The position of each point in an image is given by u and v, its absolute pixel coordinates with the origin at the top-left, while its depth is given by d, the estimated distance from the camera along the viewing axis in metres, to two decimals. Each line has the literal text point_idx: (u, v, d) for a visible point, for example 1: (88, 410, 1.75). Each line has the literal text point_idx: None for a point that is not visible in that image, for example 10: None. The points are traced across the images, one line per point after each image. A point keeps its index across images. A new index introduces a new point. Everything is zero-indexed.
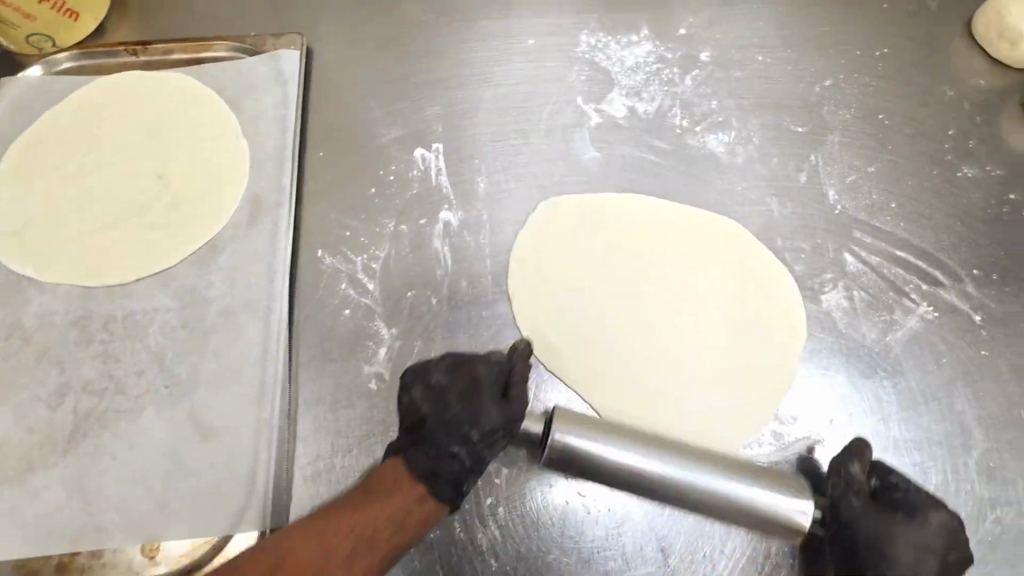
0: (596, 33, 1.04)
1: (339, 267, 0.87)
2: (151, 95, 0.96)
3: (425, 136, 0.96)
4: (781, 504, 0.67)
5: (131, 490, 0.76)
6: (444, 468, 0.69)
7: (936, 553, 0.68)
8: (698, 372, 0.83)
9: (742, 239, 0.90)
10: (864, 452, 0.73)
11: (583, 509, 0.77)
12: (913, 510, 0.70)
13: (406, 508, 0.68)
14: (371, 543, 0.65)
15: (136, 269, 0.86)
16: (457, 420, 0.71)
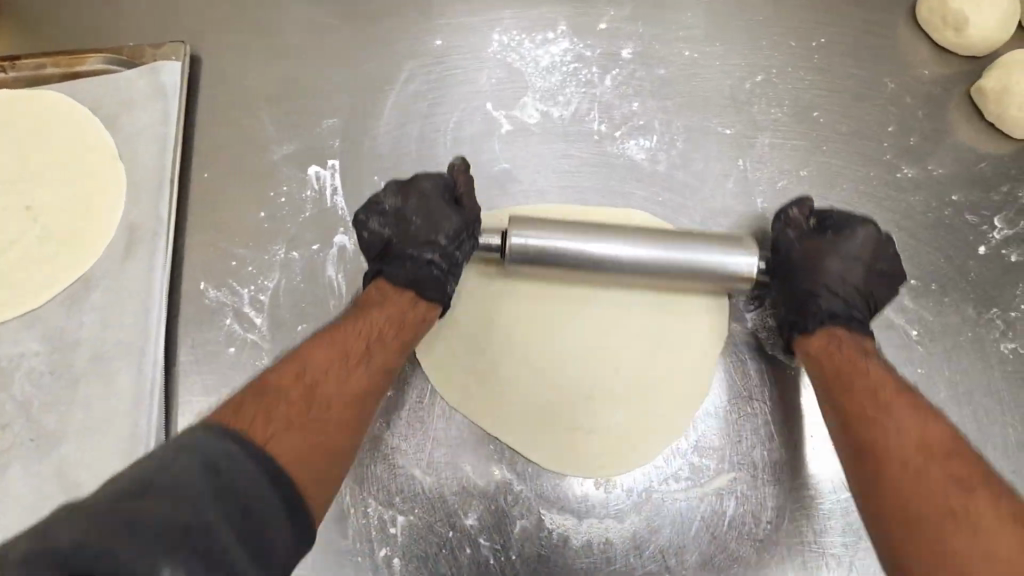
0: (510, 30, 0.96)
1: (223, 302, 0.81)
2: (20, 116, 0.88)
3: (320, 152, 0.88)
4: (725, 259, 0.73)
5: None
6: (429, 273, 0.74)
7: (860, 266, 0.74)
8: (614, 393, 0.76)
9: (660, 235, 0.82)
10: (802, 201, 0.79)
11: (487, 558, 0.72)
12: (837, 232, 0.76)
13: (400, 311, 0.73)
14: (376, 345, 0.70)
15: (0, 311, 0.79)
16: (425, 231, 0.74)
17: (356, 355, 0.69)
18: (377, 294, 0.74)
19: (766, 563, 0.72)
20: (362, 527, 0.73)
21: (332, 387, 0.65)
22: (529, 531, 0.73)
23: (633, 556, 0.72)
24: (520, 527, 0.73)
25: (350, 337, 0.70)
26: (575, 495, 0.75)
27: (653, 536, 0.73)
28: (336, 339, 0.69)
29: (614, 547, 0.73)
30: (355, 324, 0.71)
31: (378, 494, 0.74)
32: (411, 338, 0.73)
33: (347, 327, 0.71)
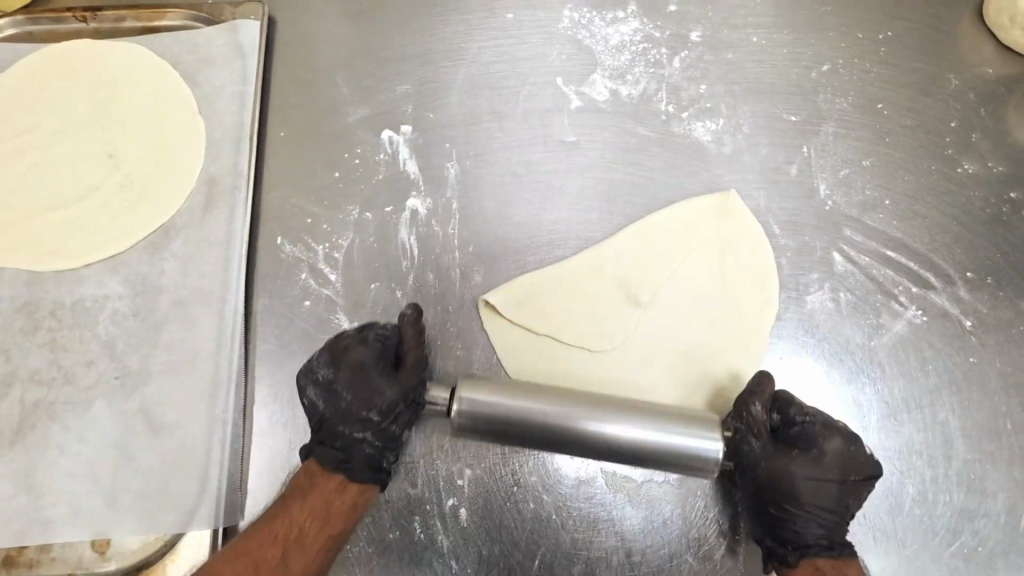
0: (581, 8, 0.97)
1: (299, 258, 0.83)
2: (102, 64, 0.90)
3: (393, 117, 0.90)
4: (691, 443, 0.69)
5: (79, 485, 0.73)
6: (361, 451, 0.71)
7: (829, 485, 0.71)
8: (669, 361, 0.80)
9: (724, 211, 0.85)
10: (759, 392, 0.74)
11: (548, 513, 0.76)
12: (805, 447, 0.72)
13: (327, 500, 0.69)
14: (328, 511, 0.69)
15: (83, 255, 0.82)
16: (359, 407, 0.70)
17: (299, 515, 0.68)
18: (315, 475, 0.70)
19: None
20: (430, 478, 0.76)
21: (294, 550, 0.66)
22: (589, 491, 0.77)
23: (688, 521, 0.76)
24: (581, 487, 0.77)
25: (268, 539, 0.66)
26: None
27: (705, 500, 0.77)
28: (289, 516, 0.68)
29: (670, 511, 0.76)
30: (279, 522, 0.67)
31: (446, 447, 0.77)
32: (359, 499, 0.71)
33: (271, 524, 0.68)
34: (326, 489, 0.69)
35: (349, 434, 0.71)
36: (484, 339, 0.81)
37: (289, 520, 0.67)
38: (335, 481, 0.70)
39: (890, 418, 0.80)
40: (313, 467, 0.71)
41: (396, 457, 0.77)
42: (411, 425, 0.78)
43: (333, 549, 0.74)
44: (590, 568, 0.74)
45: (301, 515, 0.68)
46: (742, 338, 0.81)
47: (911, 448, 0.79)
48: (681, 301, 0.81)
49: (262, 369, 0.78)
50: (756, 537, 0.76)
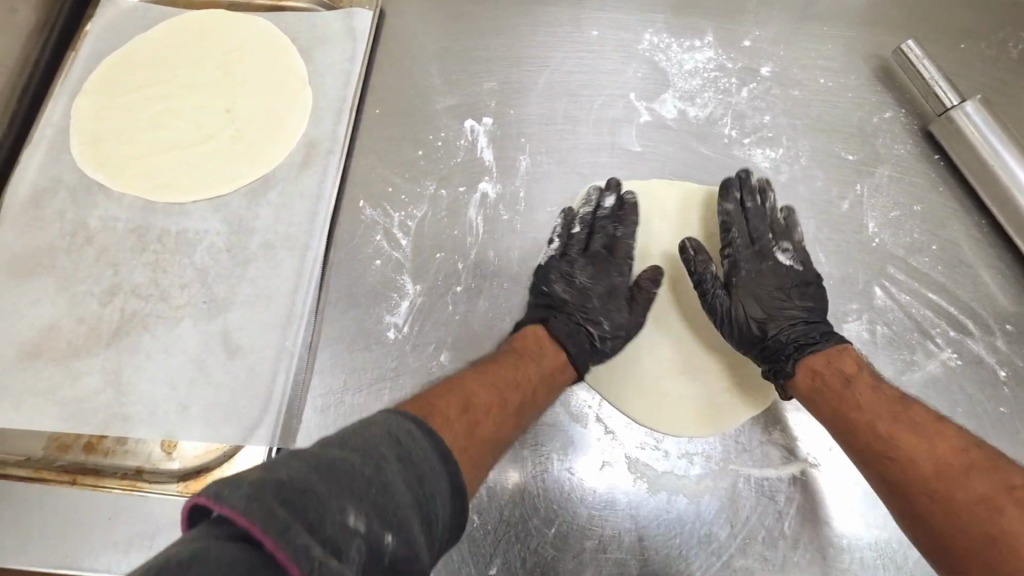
0: (661, 33, 1.06)
1: (376, 220, 0.92)
2: (232, 34, 1.03)
3: (477, 110, 0.99)
4: None
5: (160, 390, 0.81)
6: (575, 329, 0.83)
7: None
8: (698, 369, 0.87)
9: None
10: None
11: (571, 487, 0.80)
12: None
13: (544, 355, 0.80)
14: (528, 401, 0.74)
15: (193, 192, 0.92)
16: (582, 310, 0.84)
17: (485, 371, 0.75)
18: (525, 348, 0.80)
19: (824, 549, 0.78)
20: None
21: (490, 408, 0.70)
22: (611, 472, 0.81)
23: (704, 518, 0.79)
24: (605, 467, 0.81)
25: (500, 374, 0.74)
26: (658, 451, 0.82)
27: (722, 501, 0.79)
28: (488, 374, 0.74)
29: (686, 507, 0.79)
30: (508, 374, 0.75)
31: None
32: (553, 365, 0.80)
33: (499, 373, 0.75)
34: (544, 351, 0.80)
35: (575, 315, 0.84)
36: None
37: (484, 380, 0.73)
38: (553, 358, 0.80)
39: None
40: (526, 342, 0.81)
41: None
42: None
43: None
44: (602, 546, 0.78)
45: (523, 371, 0.76)
46: None
47: None
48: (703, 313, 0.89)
49: (328, 315, 0.87)
50: (768, 545, 0.78)
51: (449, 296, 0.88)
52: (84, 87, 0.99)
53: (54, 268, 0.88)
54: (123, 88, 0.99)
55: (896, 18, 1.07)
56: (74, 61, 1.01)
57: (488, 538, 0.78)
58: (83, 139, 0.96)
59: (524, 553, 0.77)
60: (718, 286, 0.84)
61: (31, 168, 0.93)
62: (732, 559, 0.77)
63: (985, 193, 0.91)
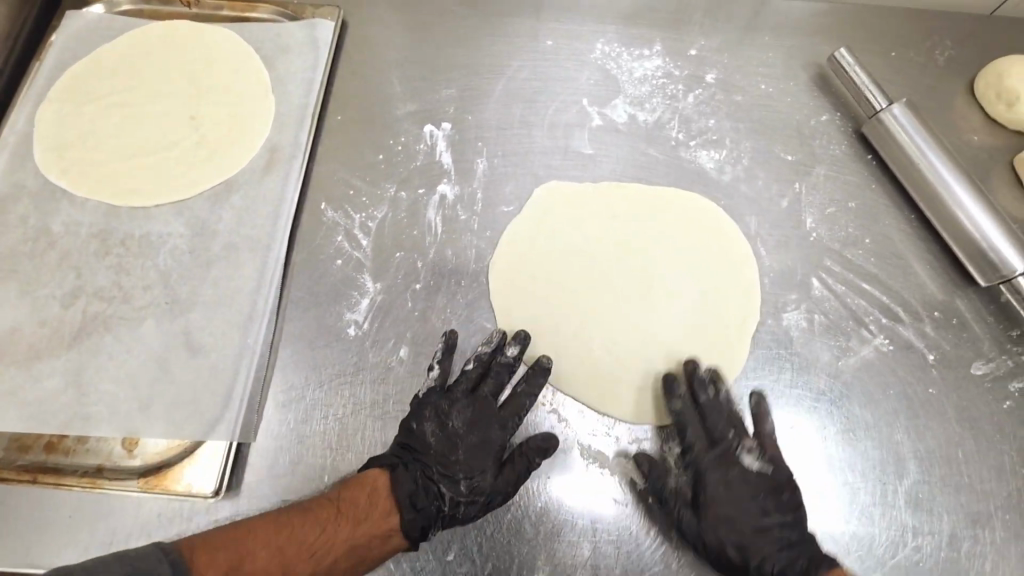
0: (612, 43, 1.11)
1: (338, 222, 0.95)
2: (197, 44, 1.06)
3: (436, 116, 1.03)
4: (998, 245, 0.89)
5: (121, 389, 0.83)
6: (428, 492, 0.77)
7: None
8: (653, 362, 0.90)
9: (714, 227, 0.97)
10: None
11: None
12: None
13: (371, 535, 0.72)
14: (320, 535, 0.69)
15: (156, 197, 0.94)
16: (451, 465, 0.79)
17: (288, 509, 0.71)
18: (364, 487, 0.75)
19: None
20: None
21: (252, 573, 0.65)
22: (566, 459, 0.84)
23: (655, 501, 0.82)
24: (559, 455, 0.84)
25: (296, 537, 0.69)
26: (610, 437, 0.86)
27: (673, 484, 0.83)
28: (283, 533, 0.69)
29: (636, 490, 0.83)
30: (314, 537, 0.69)
31: None
32: (354, 551, 0.70)
33: (300, 529, 0.69)
34: (377, 502, 0.74)
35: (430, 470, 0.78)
36: (488, 314, 0.91)
37: (299, 524, 0.70)
38: (382, 521, 0.73)
39: (850, 432, 0.86)
40: (366, 485, 0.76)
41: (398, 405, 0.85)
42: (414, 378, 0.87)
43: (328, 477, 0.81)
44: (554, 532, 0.81)
45: (330, 537, 0.69)
46: (720, 347, 0.90)
47: (868, 462, 0.85)
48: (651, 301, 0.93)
49: (291, 313, 0.89)
50: None
51: (408, 295, 0.91)
52: (48, 95, 1.01)
53: (16, 272, 0.89)
54: (88, 97, 1.01)
55: (832, 28, 1.14)
56: (39, 70, 1.03)
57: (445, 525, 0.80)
58: (47, 146, 0.97)
59: (480, 539, 0.80)
60: (684, 505, 0.81)
61: None
62: (682, 538, 0.81)
63: (913, 190, 0.97)
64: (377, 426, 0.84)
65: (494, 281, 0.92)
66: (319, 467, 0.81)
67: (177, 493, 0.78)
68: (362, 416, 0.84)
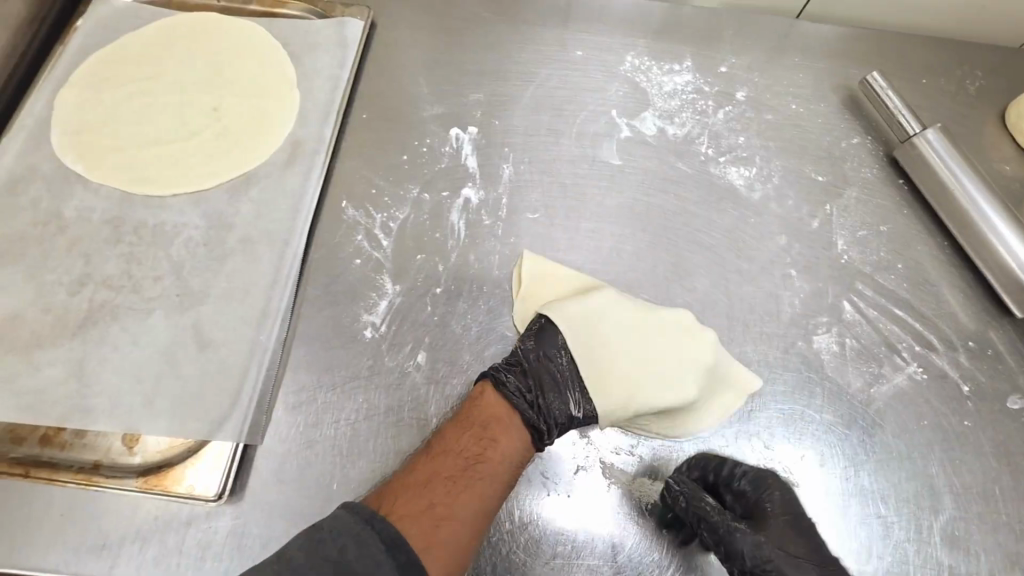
0: (642, 56, 1.10)
1: (358, 221, 0.92)
2: (225, 37, 1.05)
3: (463, 119, 1.02)
4: None
5: (125, 382, 0.79)
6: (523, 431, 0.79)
7: None
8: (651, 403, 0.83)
9: (739, 245, 0.95)
10: None
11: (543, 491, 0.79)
12: None
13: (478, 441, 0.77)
14: (478, 441, 0.77)
15: (173, 186, 0.92)
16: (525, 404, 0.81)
17: (462, 422, 0.78)
18: (475, 400, 0.80)
19: None
20: None
21: (438, 496, 0.72)
22: (585, 476, 0.80)
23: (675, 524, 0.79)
24: (578, 471, 0.81)
25: (444, 463, 0.75)
26: (631, 455, 0.82)
27: None
28: (442, 455, 0.75)
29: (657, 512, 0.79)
30: (435, 461, 0.75)
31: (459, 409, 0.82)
32: (518, 459, 0.77)
33: (443, 459, 0.75)
34: (486, 403, 0.80)
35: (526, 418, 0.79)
36: (510, 322, 0.88)
37: (445, 440, 0.76)
38: (501, 427, 0.78)
39: (882, 463, 0.83)
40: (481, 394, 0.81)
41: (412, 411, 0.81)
42: (431, 385, 0.83)
43: (336, 484, 0.76)
44: (570, 556, 0.76)
45: (461, 458, 0.75)
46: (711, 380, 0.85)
47: (902, 495, 0.81)
48: (679, 362, 0.84)
49: (306, 311, 0.85)
50: None
51: (427, 298, 0.88)
52: (70, 80, 0.99)
53: (22, 256, 0.86)
54: (110, 83, 1.00)
55: (863, 53, 1.14)
56: (62, 54, 1.01)
57: None
58: (65, 130, 0.95)
59: (492, 558, 0.75)
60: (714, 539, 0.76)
61: (9, 157, 0.92)
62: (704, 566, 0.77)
63: (946, 216, 0.95)
64: (389, 433, 0.80)
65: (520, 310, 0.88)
66: (328, 474, 0.76)
67: (178, 496, 0.73)
68: (374, 423, 0.80)
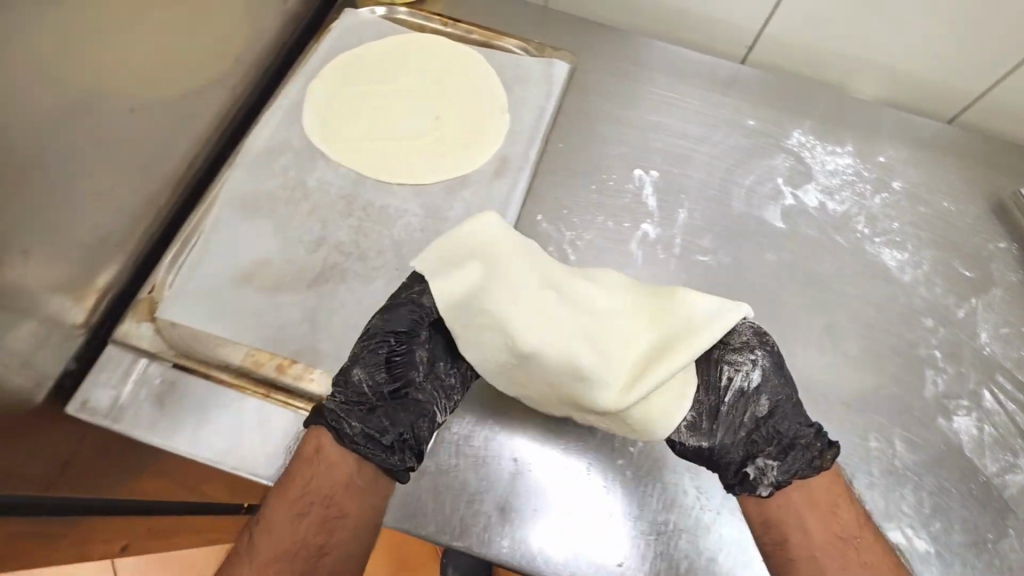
0: (808, 135, 1.21)
1: (551, 235, 1.04)
2: (449, 57, 1.20)
3: (647, 162, 1.14)
4: None
5: (350, 335, 0.92)
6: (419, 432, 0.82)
7: None
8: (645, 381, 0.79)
9: (887, 320, 1.03)
10: None
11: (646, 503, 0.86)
12: None
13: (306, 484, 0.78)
14: (293, 513, 0.77)
15: (399, 177, 1.06)
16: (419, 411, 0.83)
17: (296, 498, 0.77)
18: (309, 463, 0.79)
19: None
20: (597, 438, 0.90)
21: (264, 544, 0.75)
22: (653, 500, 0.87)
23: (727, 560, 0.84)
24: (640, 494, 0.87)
25: (278, 521, 0.76)
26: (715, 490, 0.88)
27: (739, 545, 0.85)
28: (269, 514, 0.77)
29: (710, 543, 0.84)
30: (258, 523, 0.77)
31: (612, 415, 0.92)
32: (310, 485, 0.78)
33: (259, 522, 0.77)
34: (325, 480, 0.78)
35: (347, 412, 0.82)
36: None
37: (267, 515, 0.77)
38: (306, 459, 0.79)
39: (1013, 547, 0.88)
40: (308, 450, 0.80)
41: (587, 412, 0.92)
42: None
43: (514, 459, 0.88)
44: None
45: (272, 522, 0.76)
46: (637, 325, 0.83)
47: None
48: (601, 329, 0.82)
49: None
50: None
51: None
52: (320, 72, 1.16)
53: (272, 213, 1.01)
54: (353, 80, 1.16)
55: (1015, 167, 1.22)
56: (315, 50, 1.19)
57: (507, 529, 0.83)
58: (315, 114, 1.11)
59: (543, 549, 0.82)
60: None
61: (267, 127, 1.08)
62: None
63: None
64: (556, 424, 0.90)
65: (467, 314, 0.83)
66: (511, 449, 0.88)
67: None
68: (551, 415, 0.91)
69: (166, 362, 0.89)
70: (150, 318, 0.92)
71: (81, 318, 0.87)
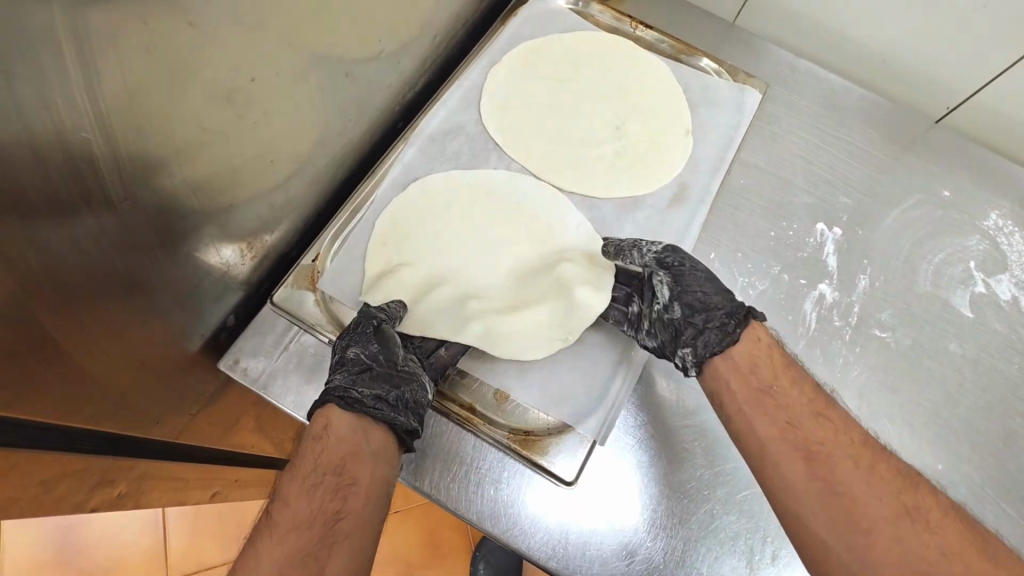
0: (1008, 219, 1.09)
1: (724, 277, 1.00)
2: (635, 64, 1.14)
3: (830, 218, 1.06)
4: None
5: (512, 347, 0.88)
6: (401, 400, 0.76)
7: None
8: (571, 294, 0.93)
9: None
10: None
11: (712, 548, 0.82)
12: None
13: (320, 456, 0.68)
14: (323, 475, 0.66)
15: (573, 186, 1.03)
16: (365, 364, 0.77)
17: (307, 472, 0.67)
18: (316, 441, 0.69)
19: None
20: (705, 489, 0.85)
21: (267, 541, 0.62)
22: (601, 491, 0.84)
23: None
24: (614, 492, 0.84)
25: (291, 508, 0.64)
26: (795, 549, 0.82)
27: None
28: (308, 496, 0.65)
29: None
30: (286, 508, 0.64)
31: (719, 463, 0.86)
32: (347, 472, 0.67)
33: (288, 510, 0.64)
34: (334, 451, 0.68)
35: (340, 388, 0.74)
36: None
37: (288, 495, 0.65)
38: (346, 438, 0.70)
39: None
40: (315, 428, 0.71)
41: (716, 466, 0.86)
42: None
43: (649, 507, 0.84)
44: None
45: (320, 511, 0.64)
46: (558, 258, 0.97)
47: None
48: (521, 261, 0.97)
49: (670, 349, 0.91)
50: None
51: None
52: (505, 58, 1.11)
53: (447, 202, 0.99)
54: (536, 73, 1.11)
55: None
56: (500, 33, 1.14)
57: (551, 544, 0.81)
58: (494, 103, 1.07)
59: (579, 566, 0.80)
60: None
61: (447, 109, 1.05)
62: None
63: None
64: (678, 472, 0.86)
65: (438, 294, 0.92)
66: (651, 496, 0.84)
67: (540, 467, 0.83)
68: (686, 464, 0.86)
69: (324, 337, 0.87)
70: (310, 287, 0.90)
71: (244, 274, 0.87)
